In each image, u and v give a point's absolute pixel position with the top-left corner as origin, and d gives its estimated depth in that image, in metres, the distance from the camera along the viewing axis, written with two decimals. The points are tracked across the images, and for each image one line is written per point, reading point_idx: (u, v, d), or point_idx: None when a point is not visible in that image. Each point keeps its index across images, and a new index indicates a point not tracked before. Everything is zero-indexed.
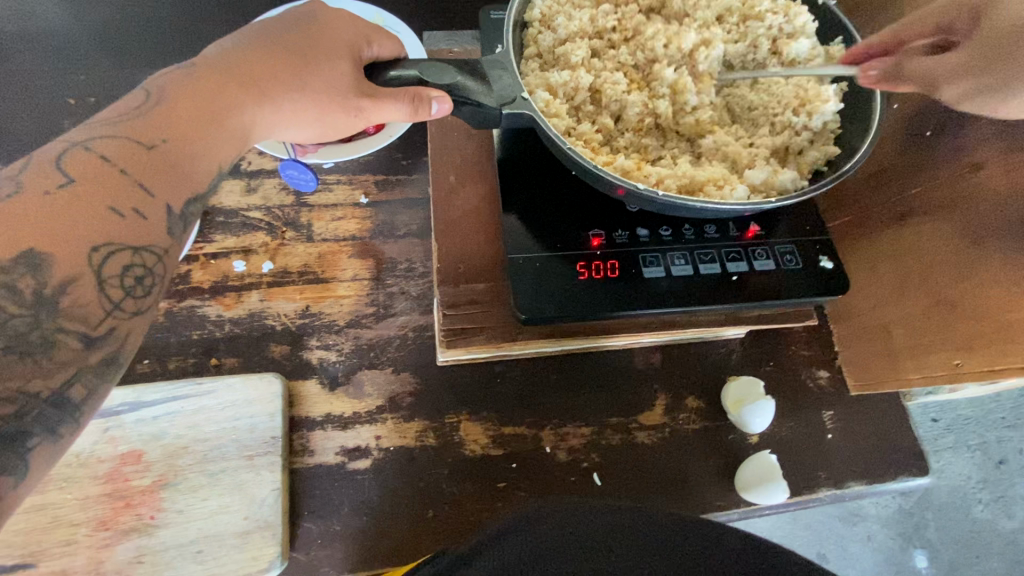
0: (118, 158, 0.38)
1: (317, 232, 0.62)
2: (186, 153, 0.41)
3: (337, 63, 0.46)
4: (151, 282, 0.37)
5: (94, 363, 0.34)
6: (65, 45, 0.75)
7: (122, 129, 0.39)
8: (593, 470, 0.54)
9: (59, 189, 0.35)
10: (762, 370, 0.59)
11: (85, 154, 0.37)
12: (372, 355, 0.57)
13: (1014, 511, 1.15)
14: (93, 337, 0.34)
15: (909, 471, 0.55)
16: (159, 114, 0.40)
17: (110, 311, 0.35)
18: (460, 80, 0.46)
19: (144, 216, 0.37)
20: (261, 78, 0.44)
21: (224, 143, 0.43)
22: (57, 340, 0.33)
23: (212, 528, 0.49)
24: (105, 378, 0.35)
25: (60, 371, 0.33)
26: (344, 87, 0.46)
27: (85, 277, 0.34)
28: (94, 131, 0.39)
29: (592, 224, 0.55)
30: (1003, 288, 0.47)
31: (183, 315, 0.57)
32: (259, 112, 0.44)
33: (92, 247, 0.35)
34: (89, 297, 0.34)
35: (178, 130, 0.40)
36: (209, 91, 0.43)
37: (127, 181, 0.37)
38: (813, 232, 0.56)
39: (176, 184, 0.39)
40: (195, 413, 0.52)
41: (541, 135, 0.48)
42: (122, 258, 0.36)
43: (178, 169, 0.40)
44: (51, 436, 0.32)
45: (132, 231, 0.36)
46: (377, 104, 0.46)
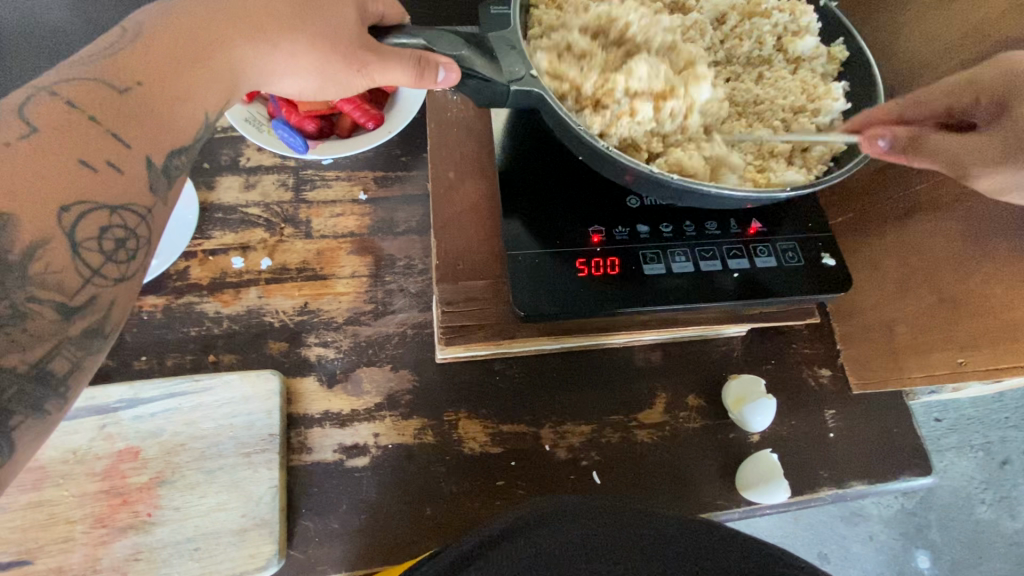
0: (84, 101, 0.38)
1: (316, 228, 0.62)
2: (164, 98, 0.41)
3: (334, 12, 0.45)
4: (133, 244, 0.37)
5: (75, 334, 0.34)
6: (66, 41, 0.75)
7: (95, 71, 0.39)
8: (592, 468, 0.54)
9: (21, 139, 0.35)
10: (763, 368, 0.59)
11: (50, 100, 0.37)
12: (371, 352, 0.57)
13: (1018, 512, 1.15)
14: (72, 306, 0.34)
15: (912, 470, 0.55)
16: (138, 54, 0.40)
17: (90, 277, 0.35)
18: (467, 53, 0.44)
19: (120, 169, 0.37)
20: (251, 20, 0.44)
21: (207, 87, 0.43)
22: (31, 310, 0.33)
23: (209, 525, 0.49)
24: (89, 349, 0.35)
25: (39, 343, 0.33)
26: (341, 37, 0.45)
27: (56, 240, 0.34)
28: (69, 72, 0.39)
29: (592, 220, 0.55)
30: (1006, 286, 0.46)
31: (181, 312, 0.57)
32: (248, 50, 0.44)
33: (63, 206, 0.34)
34: (63, 263, 0.34)
35: (159, 73, 0.41)
36: (195, 29, 0.43)
37: (98, 128, 0.37)
38: (815, 230, 0.55)
39: (152, 132, 0.40)
40: (193, 410, 0.52)
41: (550, 113, 0.47)
42: (98, 219, 0.36)
43: (155, 116, 0.40)
44: (35, 413, 0.33)
45: (107, 186, 0.37)
46: (383, 63, 0.45)
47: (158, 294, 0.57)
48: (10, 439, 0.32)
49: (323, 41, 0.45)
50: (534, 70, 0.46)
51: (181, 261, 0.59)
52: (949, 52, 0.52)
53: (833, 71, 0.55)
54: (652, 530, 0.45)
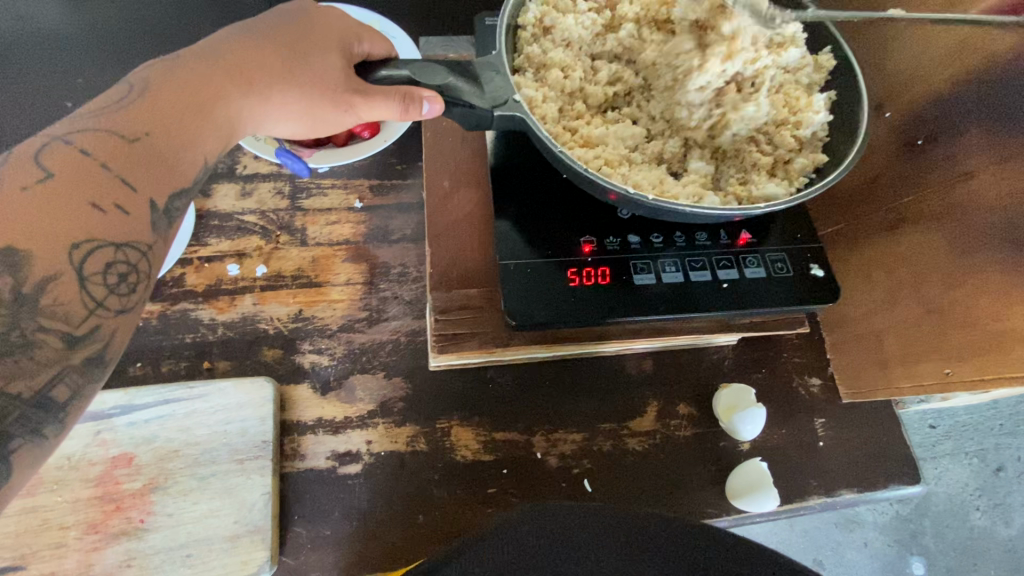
0: (98, 150, 0.38)
1: (311, 235, 0.62)
2: (169, 145, 0.41)
3: (323, 56, 0.47)
4: (135, 279, 0.37)
5: (78, 362, 0.34)
6: (65, 48, 0.75)
7: (104, 121, 0.40)
8: (583, 476, 0.54)
9: (37, 184, 0.35)
10: (754, 377, 0.59)
11: (64, 147, 0.38)
12: (365, 359, 0.57)
13: (1012, 519, 1.15)
14: (77, 336, 0.34)
15: (902, 479, 0.55)
16: (143, 107, 0.41)
17: (94, 310, 0.35)
18: (451, 82, 0.46)
19: (127, 211, 0.38)
20: (248, 70, 0.45)
21: (209, 134, 0.44)
22: (38, 339, 0.33)
23: (202, 532, 0.49)
24: (90, 378, 0.35)
25: (43, 371, 0.33)
26: (332, 81, 0.46)
27: (66, 274, 0.34)
28: (75, 125, 0.39)
29: (584, 230, 0.56)
30: (992, 297, 0.46)
31: (176, 318, 0.57)
32: (246, 105, 0.45)
33: (73, 244, 0.35)
34: (70, 296, 0.34)
35: (162, 124, 0.41)
36: (195, 82, 0.43)
37: (108, 174, 0.38)
38: (805, 241, 0.56)
39: (158, 178, 0.40)
40: (187, 416, 0.52)
41: (532, 137, 0.48)
42: (105, 256, 0.36)
43: (162, 162, 0.40)
44: (34, 437, 0.32)
45: (115, 227, 0.37)
46: (369, 100, 0.46)
47: (154, 301, 0.58)
48: (9, 462, 0.31)
49: (314, 90, 0.46)
50: (516, 94, 0.47)
51: (177, 268, 0.59)
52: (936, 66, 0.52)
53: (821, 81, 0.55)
54: (647, 538, 0.45)
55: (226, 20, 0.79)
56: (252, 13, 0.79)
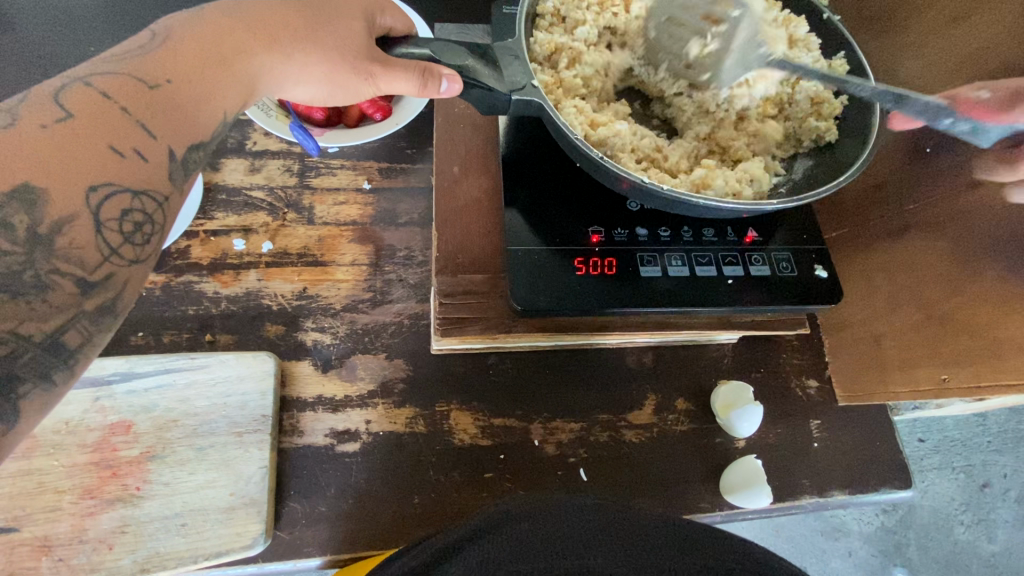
0: (118, 94, 0.38)
1: (318, 215, 0.62)
2: (187, 93, 0.41)
3: (348, 22, 0.47)
4: (150, 229, 0.38)
5: (89, 310, 0.35)
6: (77, 15, 0.75)
7: (125, 66, 0.40)
8: (579, 465, 0.54)
9: (57, 123, 0.36)
10: (751, 376, 0.60)
11: (84, 90, 0.38)
12: (367, 340, 0.57)
13: (995, 535, 1.16)
14: (90, 283, 0.35)
15: (893, 483, 0.56)
16: (165, 54, 0.41)
17: (108, 257, 0.36)
18: (470, 63, 0.46)
19: (145, 157, 0.38)
20: (271, 27, 0.45)
21: (228, 87, 0.43)
22: (51, 282, 0.33)
23: (197, 502, 0.49)
24: (99, 326, 0.35)
25: (56, 315, 0.33)
26: (354, 48, 0.46)
27: (82, 218, 0.35)
28: (96, 68, 0.40)
29: (593, 220, 0.56)
30: (995, 305, 0.46)
31: (180, 290, 0.57)
32: (269, 60, 0.45)
33: (89, 187, 0.35)
34: (84, 240, 0.35)
35: (181, 72, 0.41)
36: (217, 35, 0.43)
37: (128, 119, 0.38)
38: (809, 242, 0.56)
39: (176, 126, 0.40)
40: (187, 386, 0.52)
41: (548, 124, 0.48)
42: (120, 202, 0.36)
43: (181, 111, 0.41)
44: (44, 383, 0.33)
45: (131, 171, 0.37)
46: (389, 72, 0.46)
47: (158, 271, 0.58)
48: (17, 408, 0.32)
49: (333, 52, 0.46)
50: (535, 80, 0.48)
51: (183, 240, 0.59)
52: (948, 74, 0.53)
53: (834, 85, 0.55)
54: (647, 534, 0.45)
55: None
56: None
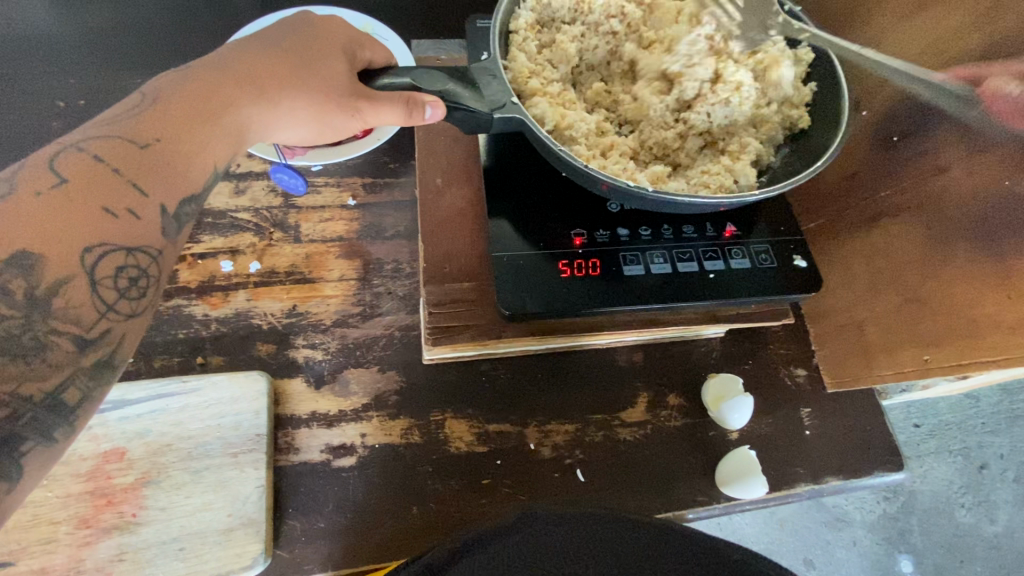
0: (111, 157, 0.39)
1: (305, 232, 0.63)
2: (178, 150, 0.42)
3: (330, 63, 0.48)
4: (145, 282, 0.38)
5: (87, 365, 0.35)
6: (56, 46, 0.75)
7: (118, 129, 0.41)
8: (576, 466, 0.55)
9: (51, 189, 0.36)
10: (741, 368, 0.60)
11: (78, 155, 0.39)
12: (359, 353, 0.58)
13: (996, 515, 1.17)
14: (87, 339, 0.35)
15: (885, 466, 0.57)
16: (154, 114, 0.42)
17: (105, 313, 0.36)
18: (449, 87, 0.47)
19: (138, 216, 0.38)
20: (257, 78, 0.46)
21: (218, 140, 0.44)
22: (50, 341, 0.34)
23: (195, 525, 0.49)
24: (99, 381, 0.36)
25: (54, 373, 0.34)
26: (339, 88, 0.47)
27: (78, 277, 0.35)
28: (91, 132, 0.40)
29: (576, 222, 0.57)
30: (966, 283, 0.48)
31: (169, 314, 0.57)
32: (258, 109, 0.46)
33: (85, 248, 0.36)
34: (81, 299, 0.35)
35: (172, 130, 0.42)
36: (206, 91, 0.44)
37: (121, 180, 0.38)
38: (788, 232, 0.57)
39: (167, 182, 0.40)
40: (180, 411, 0.52)
41: (529, 136, 0.49)
42: (116, 259, 0.37)
43: (172, 169, 0.41)
44: (45, 439, 0.33)
45: (125, 230, 0.38)
46: (375, 106, 0.47)
47: None
48: (21, 464, 0.32)
49: (319, 94, 0.47)
50: (515, 97, 0.49)
51: None
52: (908, 66, 0.55)
53: (801, 74, 0.57)
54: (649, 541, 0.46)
55: (217, 21, 0.79)
56: (244, 16, 0.80)
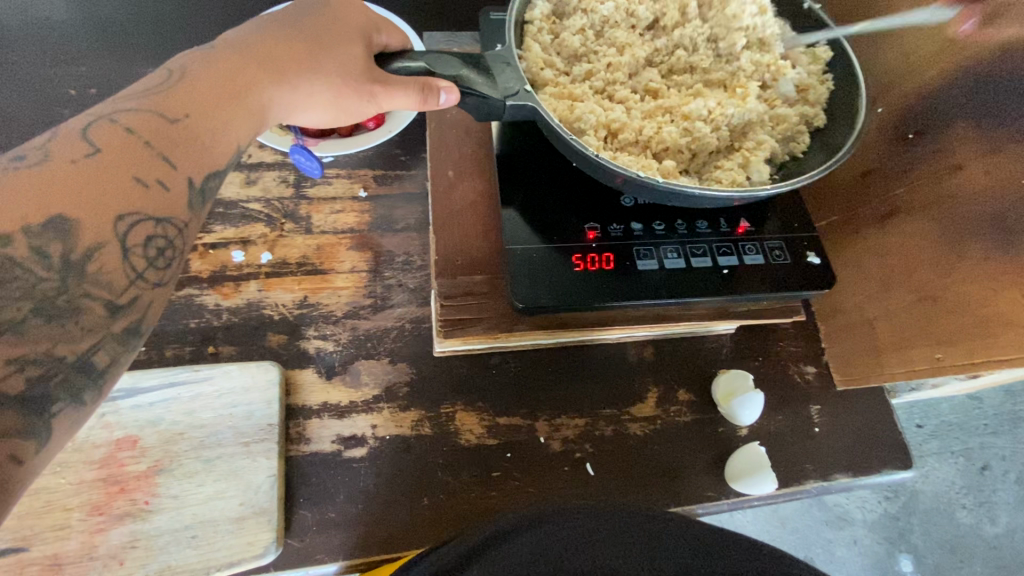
0: (142, 129, 0.39)
1: (316, 224, 0.63)
2: (206, 126, 0.42)
3: (348, 48, 0.48)
4: (171, 253, 0.38)
5: (118, 331, 0.35)
6: (66, 35, 0.75)
7: (146, 102, 0.41)
8: (586, 460, 0.55)
9: (84, 158, 0.36)
10: (751, 365, 0.61)
11: (110, 126, 0.39)
12: (369, 345, 0.58)
13: (998, 516, 1.17)
14: (118, 305, 0.35)
15: (894, 464, 0.57)
16: (180, 90, 0.42)
17: (133, 280, 0.36)
18: (465, 73, 0.47)
19: (167, 187, 0.38)
20: (277, 59, 0.46)
21: (242, 119, 0.44)
22: (83, 306, 0.34)
23: (207, 513, 0.49)
24: (128, 347, 0.36)
25: (87, 337, 0.34)
26: (357, 72, 0.47)
27: (110, 244, 0.35)
28: (120, 104, 0.40)
29: (589, 216, 0.57)
30: (982, 283, 0.48)
31: (181, 303, 0.57)
32: (278, 91, 0.46)
33: (118, 215, 0.36)
34: (113, 265, 0.35)
35: (199, 107, 0.42)
36: (227, 70, 0.44)
37: (151, 152, 0.39)
38: (801, 229, 0.57)
39: (195, 155, 0.41)
40: (192, 400, 0.53)
41: (542, 125, 0.49)
42: (145, 229, 0.37)
43: (199, 143, 0.41)
44: (74, 402, 0.33)
45: (154, 201, 0.38)
46: (389, 91, 0.47)
47: None
48: (48, 426, 0.32)
49: (338, 79, 0.47)
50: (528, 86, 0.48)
51: None
52: (926, 64, 0.55)
53: (818, 71, 0.56)
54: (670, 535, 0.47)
55: (228, 12, 0.79)
56: (255, 7, 0.79)
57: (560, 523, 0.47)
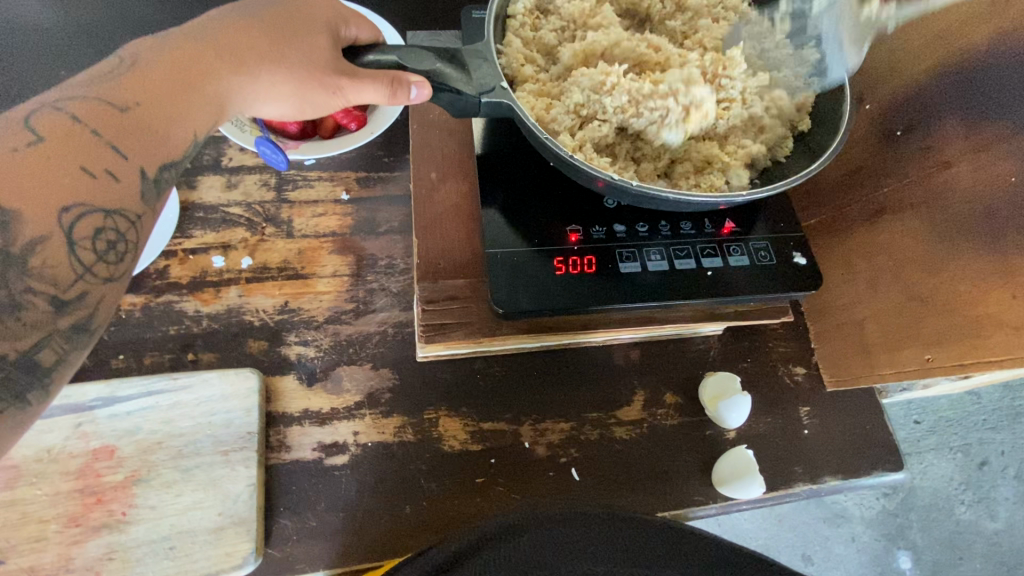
0: (90, 118, 0.38)
1: (298, 227, 0.62)
2: (159, 116, 0.41)
3: (313, 37, 0.46)
4: (123, 247, 0.37)
5: (64, 327, 0.35)
6: (45, 39, 0.74)
7: (94, 91, 0.39)
8: (571, 465, 0.54)
9: (28, 147, 0.35)
10: (739, 366, 0.60)
11: (55, 114, 0.37)
12: (351, 351, 0.57)
13: (997, 512, 1.17)
14: (64, 300, 0.35)
15: (884, 466, 0.56)
16: (133, 78, 0.41)
17: (81, 275, 0.35)
18: (439, 66, 0.46)
19: (118, 178, 0.38)
20: (237, 48, 0.45)
21: (198, 108, 0.43)
22: (25, 301, 0.33)
23: (185, 524, 0.48)
24: (76, 345, 0.35)
25: (30, 333, 0.33)
26: (321, 63, 0.46)
27: (55, 237, 0.34)
28: (68, 93, 0.39)
29: (572, 218, 0.56)
30: (967, 282, 0.48)
31: (160, 310, 0.57)
32: (237, 82, 0.44)
33: (63, 207, 0.35)
34: (59, 258, 0.35)
35: (153, 97, 0.41)
36: (183, 61, 0.43)
37: (99, 142, 0.38)
38: (788, 229, 0.56)
39: (147, 145, 0.40)
40: (170, 408, 0.52)
41: (520, 125, 0.48)
42: (94, 222, 0.36)
43: (152, 133, 0.40)
44: (17, 403, 0.33)
45: (104, 193, 0.37)
46: (357, 84, 0.45)
47: (137, 293, 0.57)
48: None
49: (300, 69, 0.45)
50: (505, 83, 0.47)
51: (161, 260, 0.59)
52: (914, 57, 0.54)
53: (805, 73, 0.55)
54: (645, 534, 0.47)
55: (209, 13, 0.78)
56: None
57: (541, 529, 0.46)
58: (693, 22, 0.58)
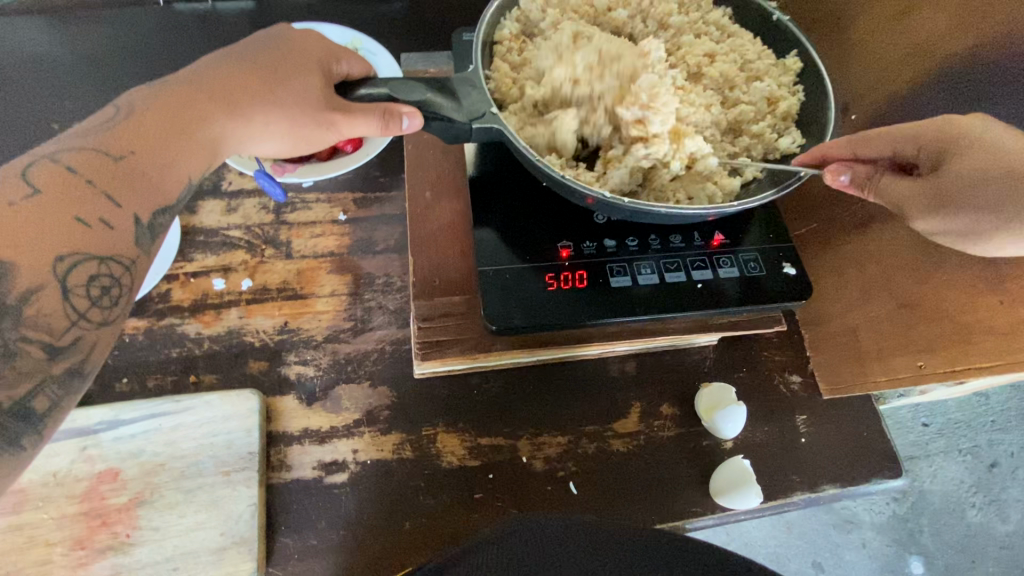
0: (85, 168, 0.39)
1: (296, 248, 0.63)
2: (152, 162, 0.42)
3: (304, 77, 0.48)
4: (116, 292, 0.39)
5: (57, 373, 0.36)
6: (50, 69, 0.76)
7: (91, 141, 0.41)
8: (569, 479, 0.55)
9: (24, 200, 0.37)
10: (735, 376, 0.60)
11: (52, 166, 0.39)
12: (350, 368, 0.58)
13: (1009, 515, 1.15)
14: (58, 348, 0.36)
15: (883, 473, 0.56)
16: (128, 127, 0.42)
17: (76, 321, 0.37)
18: (430, 97, 0.47)
19: (111, 226, 0.39)
20: (230, 92, 0.46)
21: (192, 152, 0.44)
22: (20, 349, 0.34)
23: (188, 545, 0.49)
24: (70, 390, 0.36)
25: (25, 380, 0.34)
26: (313, 101, 0.47)
27: (49, 287, 0.35)
28: (66, 144, 0.41)
29: (563, 234, 0.57)
30: (960, 288, 0.48)
31: (162, 333, 0.58)
32: (230, 125, 0.46)
33: (57, 258, 0.36)
34: (53, 307, 0.36)
35: (147, 143, 0.42)
36: (177, 105, 0.44)
37: (94, 191, 0.39)
38: (777, 240, 0.57)
39: (142, 193, 0.41)
40: (173, 430, 0.53)
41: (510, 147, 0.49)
42: (87, 270, 0.37)
43: (146, 179, 0.41)
44: (12, 447, 0.34)
45: (98, 241, 0.38)
46: (350, 118, 0.46)
47: (140, 317, 0.58)
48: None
49: (293, 106, 0.47)
50: (495, 108, 0.49)
51: (164, 284, 0.60)
52: (897, 67, 0.55)
53: (789, 82, 0.56)
54: (633, 555, 0.47)
55: (208, 39, 0.80)
56: (235, 33, 0.80)
57: (537, 542, 0.47)
58: (675, 40, 0.59)
